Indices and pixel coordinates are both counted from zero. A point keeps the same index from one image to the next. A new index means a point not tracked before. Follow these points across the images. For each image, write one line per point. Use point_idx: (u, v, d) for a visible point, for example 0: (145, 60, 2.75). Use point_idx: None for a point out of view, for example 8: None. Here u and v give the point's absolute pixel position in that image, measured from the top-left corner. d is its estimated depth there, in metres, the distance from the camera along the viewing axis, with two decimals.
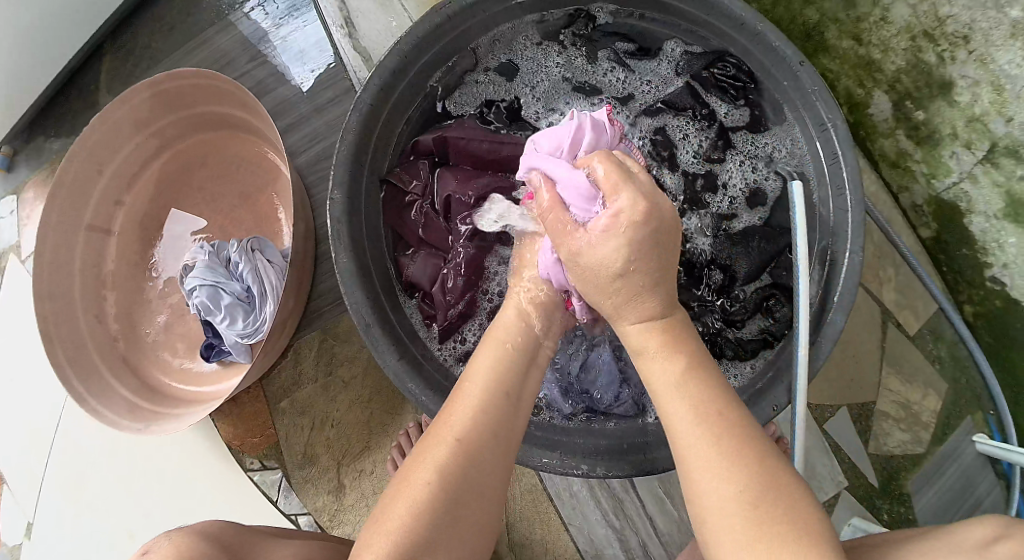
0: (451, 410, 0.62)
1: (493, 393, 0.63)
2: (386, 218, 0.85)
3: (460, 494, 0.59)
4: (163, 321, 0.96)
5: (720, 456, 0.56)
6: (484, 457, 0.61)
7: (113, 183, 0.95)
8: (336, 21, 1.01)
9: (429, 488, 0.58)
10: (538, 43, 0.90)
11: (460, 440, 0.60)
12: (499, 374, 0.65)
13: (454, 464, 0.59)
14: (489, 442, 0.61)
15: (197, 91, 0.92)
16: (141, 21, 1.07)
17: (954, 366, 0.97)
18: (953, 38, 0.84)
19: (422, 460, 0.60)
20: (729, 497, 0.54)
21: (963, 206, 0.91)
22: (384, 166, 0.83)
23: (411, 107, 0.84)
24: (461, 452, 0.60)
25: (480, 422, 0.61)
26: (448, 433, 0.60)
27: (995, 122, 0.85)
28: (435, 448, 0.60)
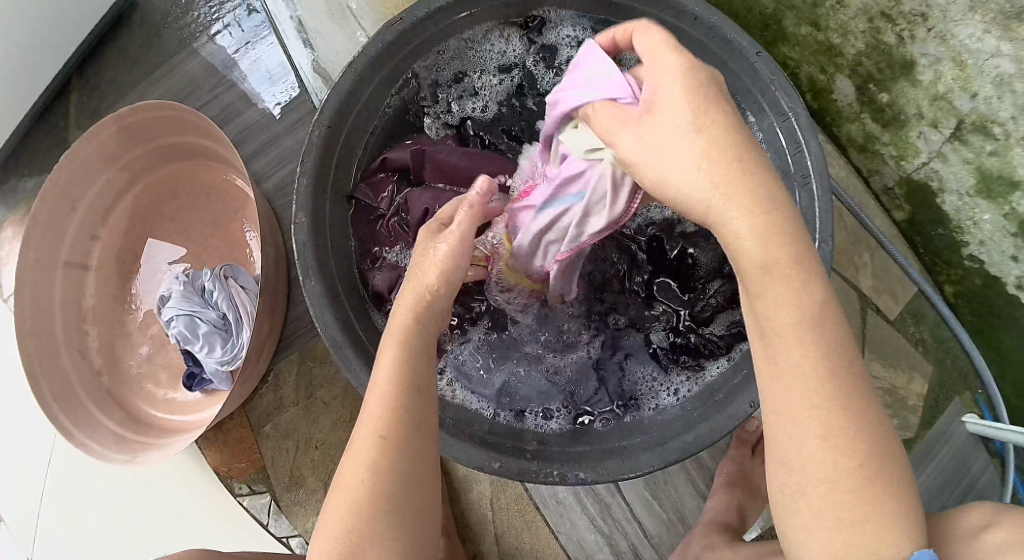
0: (364, 406, 0.56)
1: (405, 374, 0.57)
2: (354, 232, 0.86)
3: (392, 494, 0.54)
4: (145, 352, 0.97)
5: (827, 452, 0.46)
6: (409, 453, 0.55)
7: (87, 218, 0.95)
8: (297, 44, 1.02)
9: (362, 498, 0.54)
10: (494, 51, 0.90)
11: (381, 443, 0.54)
12: (408, 356, 0.58)
13: (383, 470, 0.54)
14: (411, 428, 0.56)
15: (163, 122, 0.92)
16: (106, 54, 1.08)
17: (938, 346, 0.98)
18: (911, 17, 0.82)
19: (347, 470, 0.55)
20: (830, 493, 0.47)
21: (935, 184, 0.91)
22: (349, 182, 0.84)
23: (372, 124, 0.84)
24: (383, 455, 0.54)
25: (398, 413, 0.55)
26: (367, 435, 0.55)
27: (961, 99, 0.84)
28: (361, 455, 0.55)
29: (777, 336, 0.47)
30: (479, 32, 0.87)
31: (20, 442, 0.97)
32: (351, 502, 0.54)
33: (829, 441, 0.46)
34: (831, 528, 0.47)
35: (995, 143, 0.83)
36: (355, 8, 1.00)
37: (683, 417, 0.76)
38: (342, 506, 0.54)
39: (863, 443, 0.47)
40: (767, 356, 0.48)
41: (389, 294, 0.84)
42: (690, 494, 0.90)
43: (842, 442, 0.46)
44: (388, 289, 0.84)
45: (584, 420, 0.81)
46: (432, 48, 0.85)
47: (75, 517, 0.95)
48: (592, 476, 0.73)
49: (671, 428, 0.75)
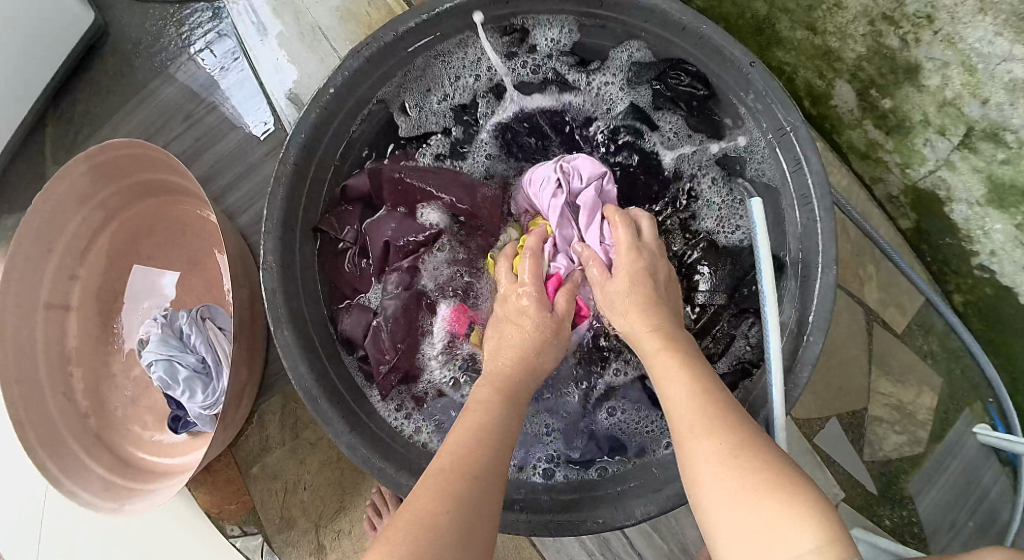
0: (446, 446, 0.60)
1: (489, 428, 0.62)
2: (319, 266, 0.81)
3: (464, 521, 0.54)
4: (130, 393, 0.96)
5: (721, 459, 0.54)
6: (491, 489, 0.57)
7: (65, 259, 0.93)
8: (267, 69, 0.98)
9: (443, 517, 0.53)
10: (466, 66, 0.84)
11: (462, 472, 0.57)
12: (493, 413, 0.63)
13: (460, 497, 0.55)
14: (492, 479, 0.58)
15: (134, 159, 0.89)
16: (77, 86, 1.04)
17: (946, 357, 0.94)
18: (915, 19, 0.76)
19: (422, 491, 0.56)
20: (737, 504, 0.52)
21: (942, 194, 0.86)
22: (316, 213, 0.79)
23: (343, 151, 0.80)
24: (461, 483, 0.56)
25: (483, 454, 0.59)
26: (448, 462, 0.58)
27: (970, 105, 0.78)
28: (436, 477, 0.57)
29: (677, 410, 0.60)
30: (450, 46, 0.82)
31: None
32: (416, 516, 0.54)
33: (731, 458, 0.54)
34: (752, 550, 0.49)
35: (1007, 151, 0.77)
36: (327, 28, 0.97)
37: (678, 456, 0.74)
38: (416, 522, 0.53)
39: (756, 455, 0.54)
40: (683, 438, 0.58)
41: (359, 337, 0.80)
42: (691, 524, 0.88)
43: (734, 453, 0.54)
44: (359, 333, 0.80)
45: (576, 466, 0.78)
46: (398, 70, 0.80)
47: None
48: (601, 522, 0.70)
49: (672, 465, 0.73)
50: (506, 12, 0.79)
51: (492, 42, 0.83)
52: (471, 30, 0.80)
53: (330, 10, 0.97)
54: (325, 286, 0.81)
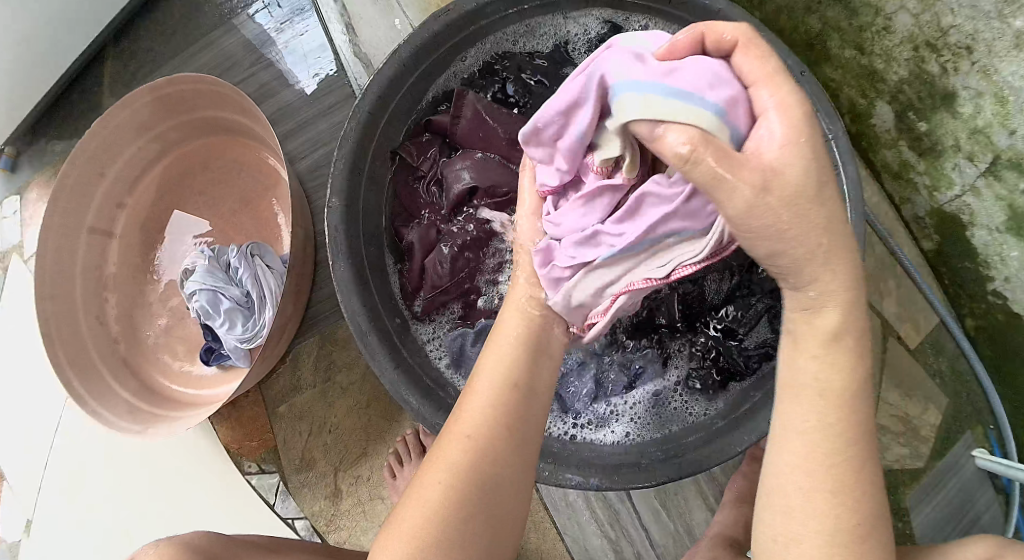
0: (484, 368, 0.62)
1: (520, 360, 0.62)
2: (391, 186, 0.85)
3: (505, 460, 0.58)
4: (163, 324, 0.97)
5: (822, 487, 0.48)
6: (497, 452, 0.58)
7: (114, 186, 0.94)
8: (337, 27, 1.02)
9: (479, 448, 0.57)
10: (553, 55, 0.88)
11: (497, 400, 0.59)
12: (518, 359, 0.61)
13: (500, 427, 0.58)
14: (500, 440, 0.58)
15: (197, 96, 0.91)
16: (143, 24, 1.07)
17: (954, 380, 0.99)
18: (955, 49, 0.83)
19: (465, 421, 0.59)
20: (824, 543, 0.48)
21: (966, 218, 0.92)
22: (396, 138, 0.84)
23: (431, 88, 0.86)
24: (501, 415, 0.58)
25: (521, 383, 0.60)
26: (484, 393, 0.60)
27: (999, 134, 0.83)
28: (475, 410, 0.59)
29: (791, 422, 0.49)
30: (539, 30, 0.87)
31: (34, 404, 0.98)
32: (461, 452, 0.57)
33: (820, 446, 0.48)
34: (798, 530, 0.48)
35: None
36: None
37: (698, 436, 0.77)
38: (419, 507, 0.56)
39: (856, 507, 0.48)
40: (779, 442, 0.50)
41: (415, 254, 0.84)
42: (699, 507, 0.91)
43: (824, 456, 0.48)
44: (418, 248, 0.84)
45: (594, 424, 0.81)
46: (475, 44, 0.85)
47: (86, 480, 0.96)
48: (620, 482, 0.73)
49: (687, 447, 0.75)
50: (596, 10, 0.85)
51: (582, 37, 0.88)
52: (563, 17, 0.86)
53: None
54: (392, 205, 0.86)
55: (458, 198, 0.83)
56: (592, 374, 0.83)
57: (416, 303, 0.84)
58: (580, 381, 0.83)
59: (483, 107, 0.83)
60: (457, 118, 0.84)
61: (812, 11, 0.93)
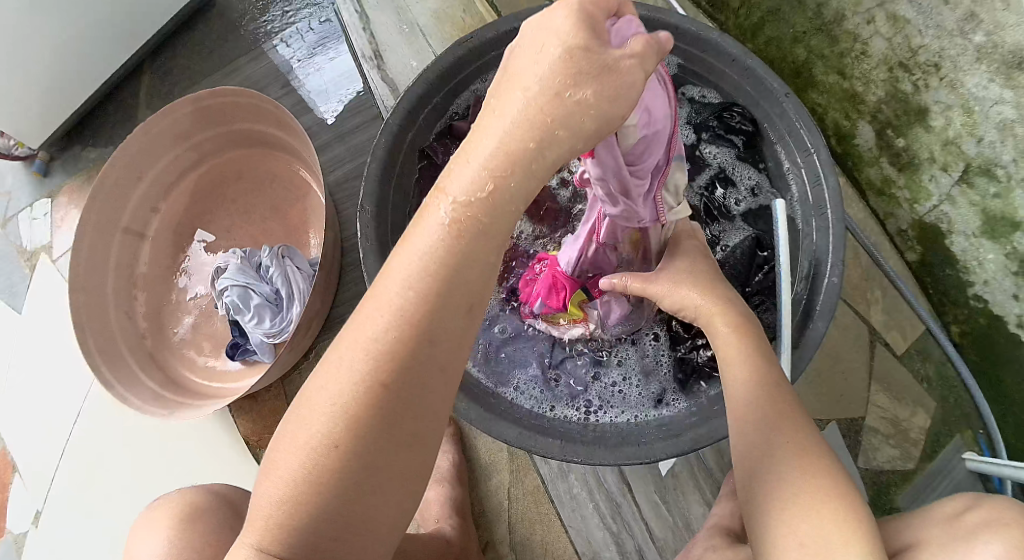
0: (368, 317, 0.47)
1: (412, 314, 0.47)
2: (417, 183, 0.93)
3: (394, 438, 0.47)
4: (190, 321, 1.02)
5: (791, 452, 0.61)
6: (399, 375, 0.46)
7: (150, 190, 1.01)
8: (365, 54, 1.09)
9: (342, 425, 0.46)
10: None
11: (375, 356, 0.46)
12: (438, 266, 0.46)
13: (376, 387, 0.46)
14: (406, 360, 0.46)
15: (236, 109, 1.00)
16: (181, 49, 1.17)
17: (942, 384, 1.04)
18: (925, 67, 0.90)
19: (337, 372, 0.47)
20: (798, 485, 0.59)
21: (944, 226, 0.98)
22: (425, 140, 0.91)
23: (455, 101, 0.93)
24: (381, 375, 0.46)
25: (408, 341, 0.46)
26: (364, 347, 0.47)
27: (967, 143, 0.90)
28: (353, 371, 0.47)
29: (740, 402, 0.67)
30: None
31: (58, 399, 1.07)
32: (332, 414, 0.47)
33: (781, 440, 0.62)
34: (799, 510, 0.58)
35: (998, 185, 0.89)
36: (423, 26, 1.08)
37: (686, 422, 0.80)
38: (310, 434, 0.47)
39: (821, 457, 0.61)
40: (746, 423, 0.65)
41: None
42: (696, 501, 0.94)
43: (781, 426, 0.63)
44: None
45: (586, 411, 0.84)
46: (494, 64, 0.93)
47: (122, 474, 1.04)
48: (622, 457, 0.76)
49: (680, 424, 0.80)
50: None
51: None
52: None
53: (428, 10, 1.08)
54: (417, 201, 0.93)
55: None
56: (579, 367, 0.88)
57: None
58: (571, 373, 0.87)
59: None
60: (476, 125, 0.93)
61: (799, 41, 1.04)
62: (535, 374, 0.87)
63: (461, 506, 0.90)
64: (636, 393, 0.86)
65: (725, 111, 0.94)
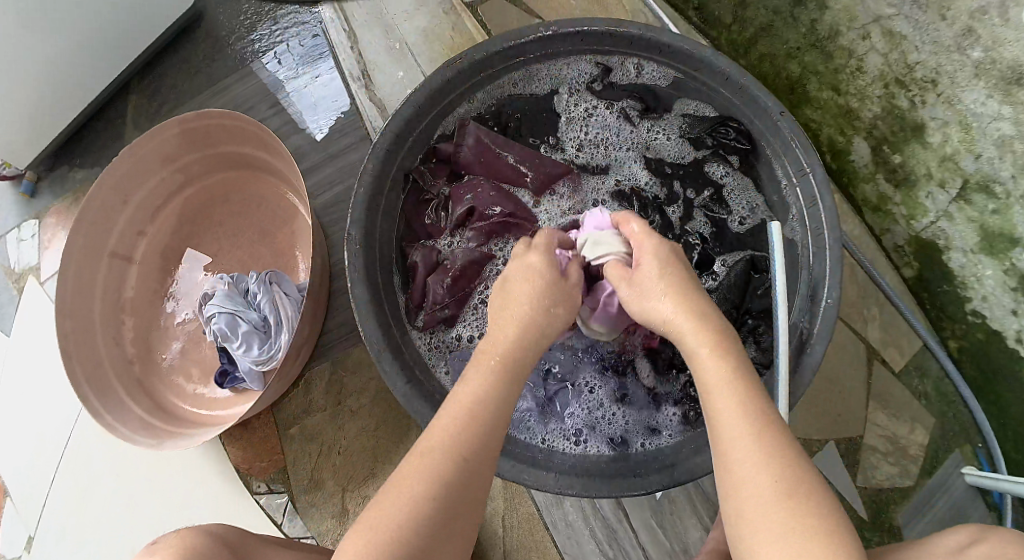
0: (443, 419, 0.63)
1: (479, 418, 0.63)
2: (402, 209, 0.91)
3: (456, 533, 0.61)
4: (178, 347, 1.00)
5: (776, 495, 0.56)
6: (466, 477, 0.61)
7: (137, 213, 1.00)
8: (354, 73, 1.10)
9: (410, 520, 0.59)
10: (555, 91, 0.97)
11: (450, 451, 0.61)
12: (499, 394, 0.64)
13: (446, 478, 0.60)
14: (480, 457, 0.62)
15: (222, 131, 0.98)
16: (166, 67, 1.15)
17: (940, 401, 1.03)
18: (922, 83, 0.90)
19: (419, 463, 0.61)
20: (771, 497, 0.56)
21: (942, 242, 0.97)
22: (411, 163, 0.89)
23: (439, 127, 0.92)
24: (452, 470, 0.61)
25: (476, 438, 0.62)
26: (438, 442, 0.62)
27: (965, 159, 0.89)
28: (431, 468, 0.61)
29: (728, 431, 0.59)
30: (538, 71, 0.94)
31: (48, 417, 1.03)
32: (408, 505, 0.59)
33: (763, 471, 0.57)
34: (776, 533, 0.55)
35: (997, 202, 0.88)
36: (412, 43, 1.09)
37: (679, 451, 0.80)
38: (385, 527, 0.59)
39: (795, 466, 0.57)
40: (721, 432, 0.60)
41: (419, 273, 0.90)
42: (693, 525, 0.93)
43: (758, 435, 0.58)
44: (421, 268, 0.90)
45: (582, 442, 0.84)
46: (482, 86, 0.92)
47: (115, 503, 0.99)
48: (622, 490, 0.76)
49: (676, 452, 0.80)
50: (591, 54, 0.93)
51: (577, 81, 0.97)
52: (563, 60, 0.93)
53: (418, 29, 1.09)
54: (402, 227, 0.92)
55: (460, 219, 0.92)
56: (576, 395, 0.86)
57: (420, 316, 0.89)
58: (567, 401, 0.85)
59: (486, 137, 0.93)
60: (460, 146, 0.93)
61: (792, 57, 1.03)
62: (533, 404, 0.85)
63: None
64: (632, 418, 0.85)
65: (717, 127, 0.93)
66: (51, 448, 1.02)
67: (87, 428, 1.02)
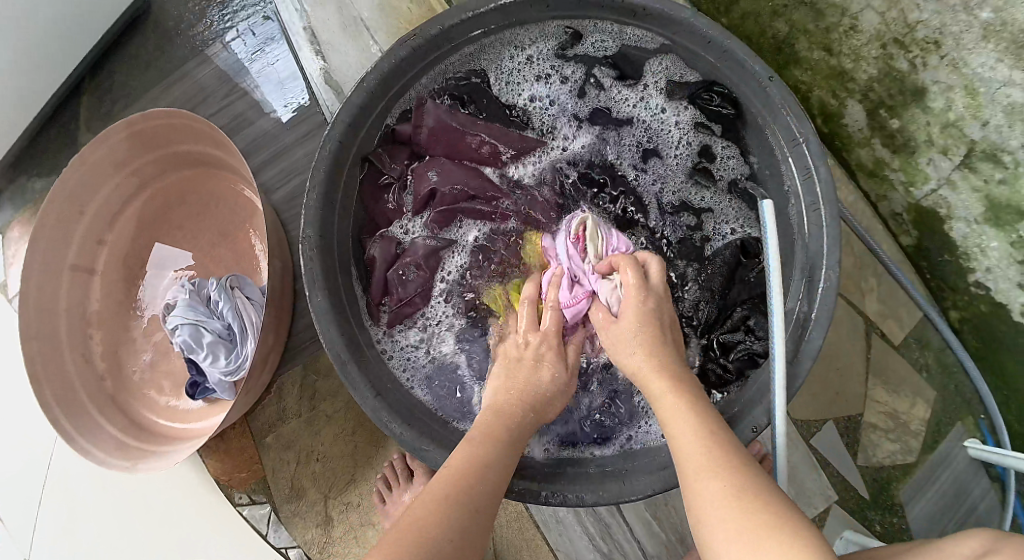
0: (437, 478, 0.63)
1: (484, 458, 0.65)
2: (359, 195, 0.85)
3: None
4: (148, 359, 0.97)
5: (729, 502, 0.55)
6: (457, 523, 0.59)
7: (94, 223, 0.95)
8: (308, 54, 1.02)
9: (401, 548, 0.55)
10: (518, 59, 0.89)
11: (439, 513, 0.59)
12: (489, 451, 0.66)
13: (425, 542, 0.56)
14: (468, 508, 0.60)
15: (174, 131, 0.92)
16: (114, 59, 1.07)
17: (941, 373, 1.00)
18: (924, 44, 0.82)
19: (404, 521, 0.58)
20: (730, 530, 0.54)
21: (943, 212, 0.91)
22: (368, 145, 0.83)
23: (396, 106, 0.85)
24: (431, 530, 0.57)
25: (464, 495, 0.61)
26: (427, 504, 0.59)
27: (971, 126, 0.83)
28: (422, 507, 0.59)
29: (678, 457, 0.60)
30: (500, 41, 0.86)
31: (27, 438, 0.99)
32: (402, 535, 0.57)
33: (730, 488, 0.55)
34: (734, 536, 0.53)
35: (1005, 171, 0.83)
36: (368, 20, 1.01)
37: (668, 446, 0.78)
38: (378, 556, 0.55)
39: (754, 483, 0.56)
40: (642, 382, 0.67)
41: (379, 268, 0.85)
42: (688, 516, 0.91)
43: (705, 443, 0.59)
44: (381, 263, 0.85)
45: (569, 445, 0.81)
46: (440, 62, 0.84)
47: (105, 521, 0.96)
48: (608, 496, 0.73)
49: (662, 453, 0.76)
50: (558, 18, 0.85)
51: (541, 44, 0.88)
52: (526, 27, 0.85)
53: (372, 3, 1.01)
54: (358, 216, 0.86)
55: (424, 202, 0.87)
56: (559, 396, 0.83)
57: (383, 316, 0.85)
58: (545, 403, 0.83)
59: (444, 115, 0.87)
60: (419, 128, 0.86)
61: (779, 14, 0.94)
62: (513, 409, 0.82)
63: None
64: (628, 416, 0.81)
65: (701, 92, 0.86)
66: (37, 468, 0.98)
67: (70, 447, 0.98)
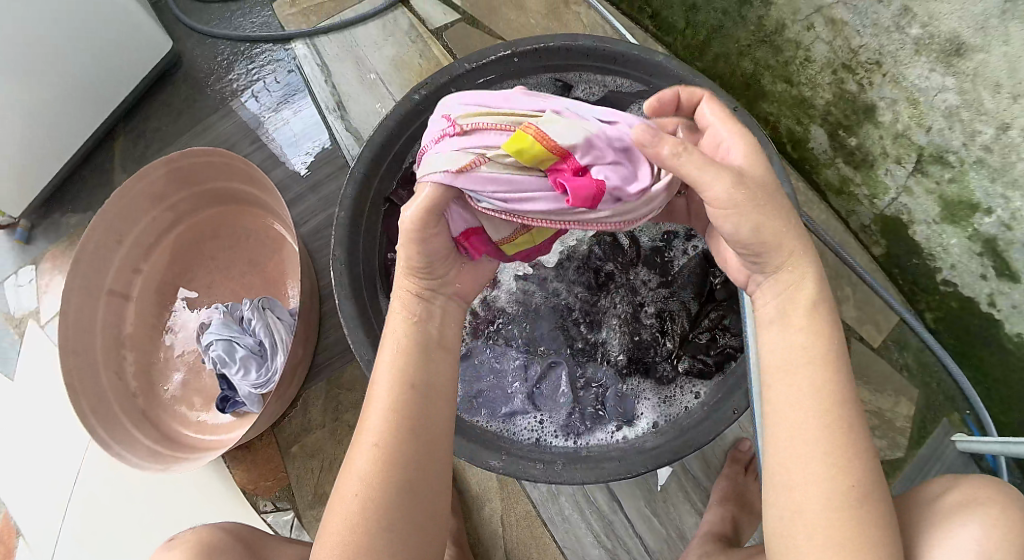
0: (365, 420, 0.64)
1: (409, 380, 0.64)
2: (382, 230, 0.93)
3: (411, 514, 0.61)
4: (179, 378, 1.04)
5: (829, 488, 0.55)
6: (404, 460, 0.62)
7: (132, 251, 1.03)
8: (330, 106, 1.15)
9: (361, 508, 0.61)
10: None
11: (381, 460, 0.61)
12: (405, 370, 0.65)
13: (380, 489, 0.61)
14: (402, 444, 0.62)
15: (210, 168, 1.02)
16: (151, 110, 1.20)
17: (922, 372, 1.06)
18: (868, 66, 0.94)
19: (352, 476, 0.62)
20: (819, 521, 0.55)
21: (905, 217, 1.01)
22: (389, 186, 0.92)
23: (414, 151, 0.94)
24: (378, 478, 0.61)
25: (394, 433, 0.62)
26: (369, 456, 0.62)
27: (918, 134, 0.94)
28: (366, 460, 0.62)
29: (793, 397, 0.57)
30: (499, 94, 0.98)
31: (55, 456, 1.03)
32: (360, 493, 0.61)
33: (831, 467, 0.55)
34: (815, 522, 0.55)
35: (952, 171, 0.92)
36: (383, 74, 1.15)
37: (666, 431, 0.83)
38: (342, 520, 0.61)
39: (859, 474, 0.55)
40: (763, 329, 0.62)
41: None
42: (688, 512, 0.95)
43: (802, 372, 0.58)
44: None
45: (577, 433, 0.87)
46: None
47: (127, 533, 0.99)
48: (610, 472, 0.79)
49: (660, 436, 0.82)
50: (549, 72, 0.96)
51: (535, 95, 0.99)
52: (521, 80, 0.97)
53: (386, 59, 1.15)
54: (384, 246, 0.94)
55: None
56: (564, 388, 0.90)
57: None
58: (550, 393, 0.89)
59: None
60: None
61: (744, 54, 1.07)
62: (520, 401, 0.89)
63: (458, 536, 0.91)
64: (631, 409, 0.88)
65: None
66: (63, 484, 1.02)
67: (96, 463, 1.02)
